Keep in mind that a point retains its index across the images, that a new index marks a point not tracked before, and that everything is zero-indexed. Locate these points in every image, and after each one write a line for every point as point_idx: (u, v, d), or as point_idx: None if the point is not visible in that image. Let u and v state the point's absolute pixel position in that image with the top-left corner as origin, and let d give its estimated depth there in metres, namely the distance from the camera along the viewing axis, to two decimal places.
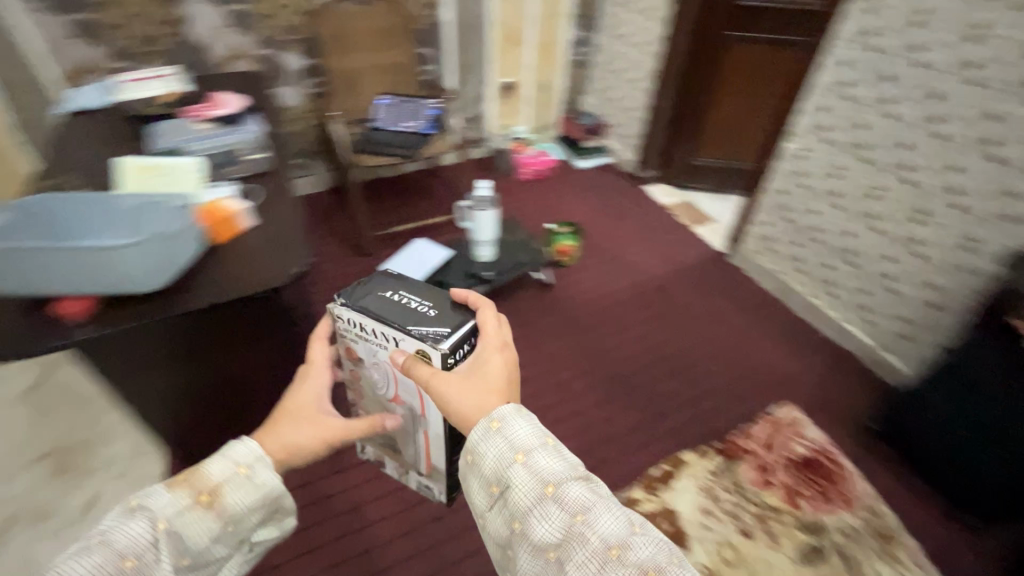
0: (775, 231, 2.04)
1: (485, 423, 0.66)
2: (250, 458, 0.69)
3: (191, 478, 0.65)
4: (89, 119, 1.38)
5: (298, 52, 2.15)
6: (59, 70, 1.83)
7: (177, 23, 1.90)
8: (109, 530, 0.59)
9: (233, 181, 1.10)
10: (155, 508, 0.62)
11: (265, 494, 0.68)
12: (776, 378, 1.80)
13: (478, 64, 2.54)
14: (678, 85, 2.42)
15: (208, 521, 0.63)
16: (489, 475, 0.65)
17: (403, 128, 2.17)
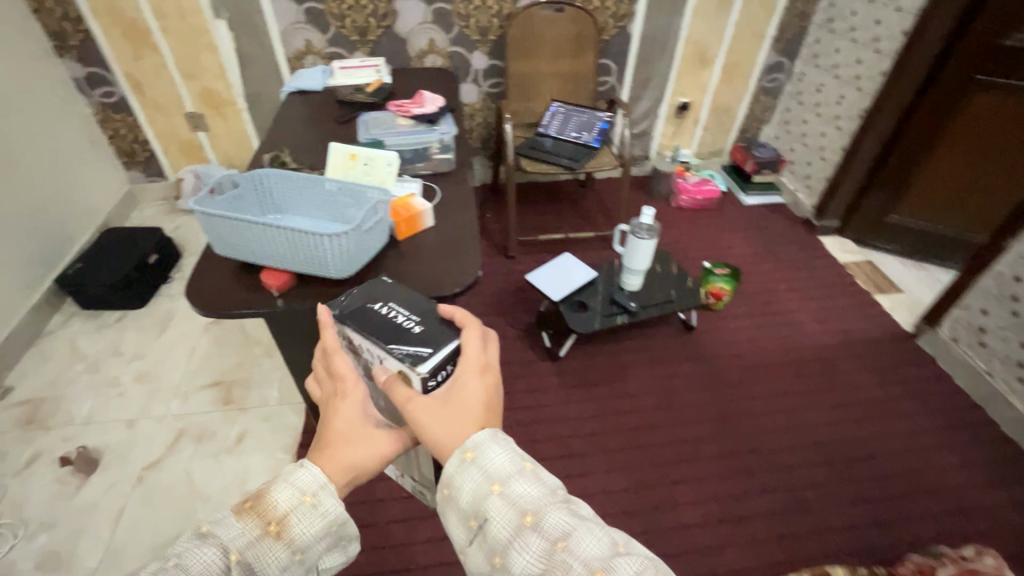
0: (993, 323, 1.66)
1: (458, 454, 0.61)
2: (314, 486, 0.64)
3: (259, 504, 0.61)
4: (309, 100, 1.53)
5: (485, 53, 2.22)
6: (289, 51, 2.10)
7: (388, 17, 2.05)
8: (183, 554, 0.56)
9: (419, 178, 1.14)
10: (225, 536, 0.58)
11: (332, 521, 0.63)
12: (961, 503, 1.46)
13: (657, 80, 2.42)
14: (889, 128, 2.08)
15: (278, 552, 0.60)
16: (466, 510, 0.60)
17: (571, 138, 2.15)
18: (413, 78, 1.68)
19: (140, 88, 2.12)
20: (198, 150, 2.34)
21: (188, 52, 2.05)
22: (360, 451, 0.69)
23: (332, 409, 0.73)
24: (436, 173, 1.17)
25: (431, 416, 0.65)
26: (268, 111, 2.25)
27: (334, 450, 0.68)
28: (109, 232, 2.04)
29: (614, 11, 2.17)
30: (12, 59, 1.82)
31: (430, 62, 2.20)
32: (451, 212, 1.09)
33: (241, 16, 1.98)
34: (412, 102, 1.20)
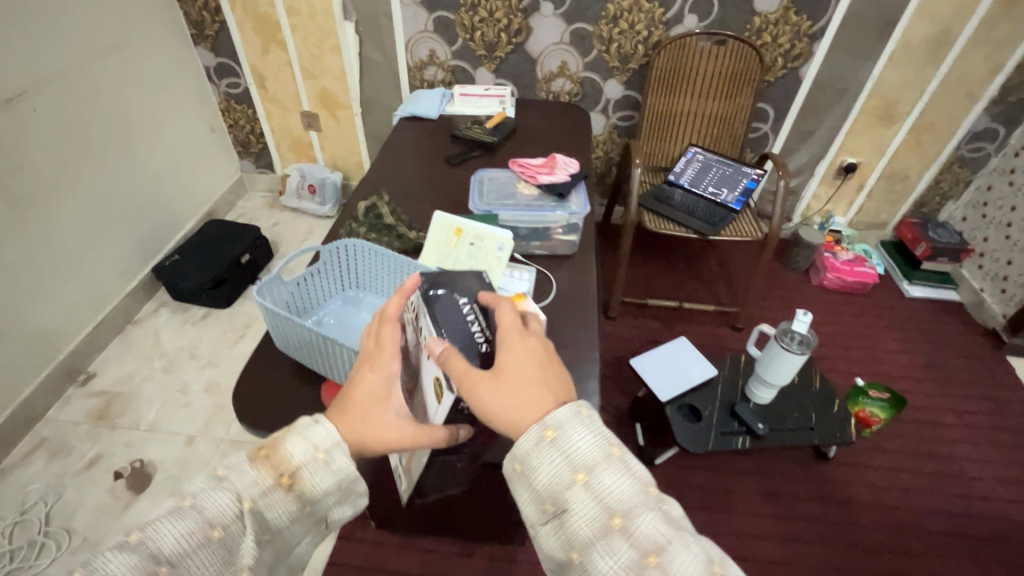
0: None
1: (537, 434, 0.55)
2: (329, 443, 0.60)
3: (273, 455, 0.58)
4: (421, 129, 1.36)
5: (622, 83, 1.94)
6: (410, 60, 1.96)
7: (521, 33, 1.84)
8: (198, 494, 0.55)
9: (534, 266, 0.91)
10: (238, 483, 0.56)
11: (347, 477, 0.60)
12: None
13: (823, 134, 2.01)
14: None
15: (288, 504, 0.57)
16: (542, 492, 0.55)
17: (706, 195, 1.83)
18: (539, 114, 1.45)
19: (263, 82, 2.09)
20: (307, 149, 2.28)
21: (313, 51, 1.97)
22: (379, 427, 0.63)
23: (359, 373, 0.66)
24: (554, 256, 0.94)
25: (485, 385, 0.60)
26: (380, 118, 2.14)
27: (353, 419, 0.62)
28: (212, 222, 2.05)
29: (787, 49, 1.80)
30: (152, 43, 1.83)
31: (558, 86, 1.97)
32: (566, 318, 0.85)
33: (370, 20, 1.87)
34: (544, 165, 0.95)
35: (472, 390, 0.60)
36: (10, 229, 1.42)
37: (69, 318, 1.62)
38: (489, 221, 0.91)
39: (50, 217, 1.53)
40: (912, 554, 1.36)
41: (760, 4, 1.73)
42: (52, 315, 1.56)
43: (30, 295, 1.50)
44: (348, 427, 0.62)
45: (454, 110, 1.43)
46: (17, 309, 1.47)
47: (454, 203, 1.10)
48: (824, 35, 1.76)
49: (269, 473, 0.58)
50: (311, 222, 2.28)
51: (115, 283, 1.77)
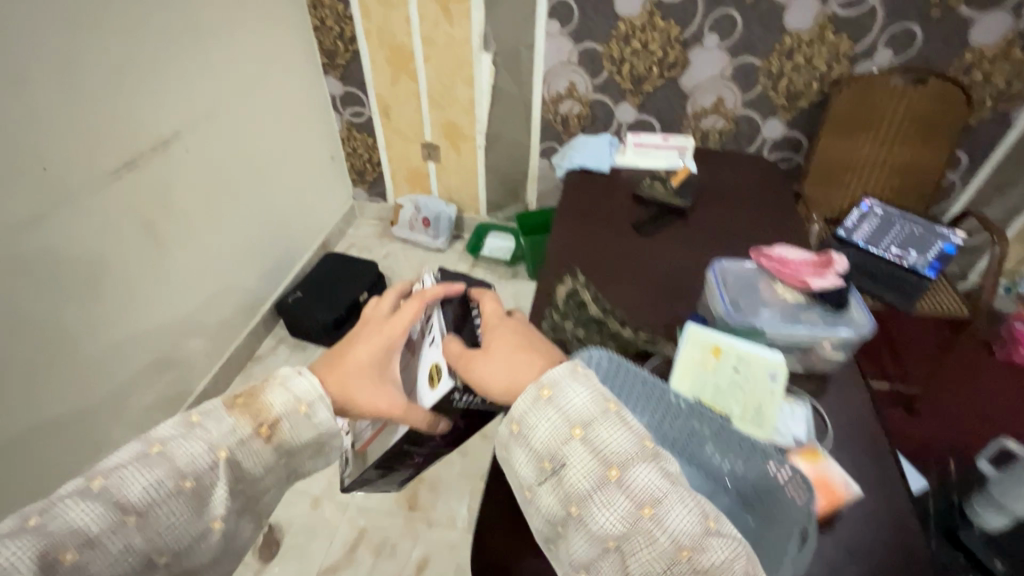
0: None
1: (535, 392, 0.57)
2: (311, 396, 0.65)
3: (251, 405, 0.62)
4: (592, 184, 1.21)
5: (784, 122, 1.71)
6: (546, 93, 1.81)
7: (676, 66, 1.65)
8: (168, 441, 0.58)
9: (806, 401, 0.71)
10: (213, 432, 0.59)
11: (322, 432, 0.65)
12: None
13: None
14: None
15: (264, 452, 0.62)
16: (541, 449, 0.55)
17: (888, 256, 1.54)
18: (722, 168, 1.27)
19: (387, 112, 2.01)
20: (423, 180, 2.19)
21: (443, 82, 1.88)
22: (367, 394, 0.67)
23: (359, 340, 0.70)
24: (808, 375, 0.77)
25: (479, 359, 0.63)
26: (504, 152, 2.01)
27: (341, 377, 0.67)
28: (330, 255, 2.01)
29: (1001, 89, 1.52)
30: (287, 74, 1.79)
31: (708, 124, 1.76)
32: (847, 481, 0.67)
33: (509, 51, 1.75)
34: (812, 266, 0.77)
35: (467, 360, 0.64)
36: (159, 272, 1.40)
37: (200, 359, 1.60)
38: (750, 341, 0.71)
39: (193, 258, 1.50)
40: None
41: (976, 37, 1.45)
42: (185, 357, 1.54)
43: (168, 337, 1.47)
44: (335, 385, 0.67)
45: (625, 161, 1.27)
46: (158, 355, 1.45)
47: (660, 287, 0.94)
48: None
49: (246, 422, 0.62)
50: (422, 256, 2.18)
51: (240, 319, 1.74)
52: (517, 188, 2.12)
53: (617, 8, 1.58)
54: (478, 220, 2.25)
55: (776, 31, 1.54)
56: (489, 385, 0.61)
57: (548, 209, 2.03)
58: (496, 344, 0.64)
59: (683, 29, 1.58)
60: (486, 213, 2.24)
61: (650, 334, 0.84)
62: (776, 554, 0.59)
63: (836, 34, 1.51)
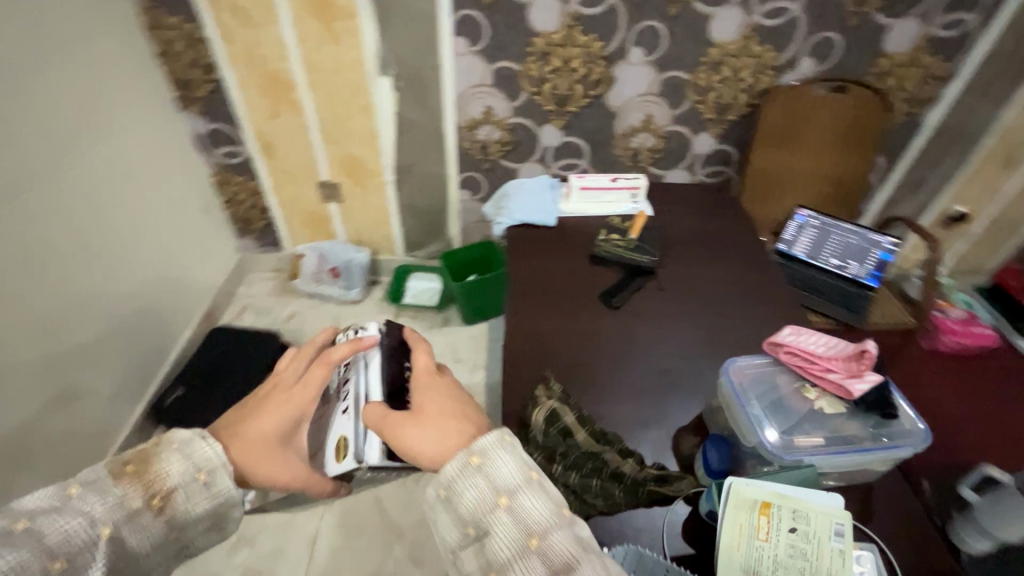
0: None
1: (464, 457, 0.52)
2: (212, 464, 0.59)
3: (142, 472, 0.56)
4: (538, 244, 1.01)
5: (715, 136, 1.62)
6: (459, 119, 1.58)
7: (601, 84, 1.50)
8: (37, 515, 0.50)
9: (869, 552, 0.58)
10: (95, 507, 0.52)
11: (223, 502, 0.59)
12: None
13: (932, 185, 1.73)
14: None
15: (156, 526, 0.55)
16: (466, 516, 0.50)
17: (829, 268, 1.52)
18: (677, 207, 1.13)
19: (270, 150, 1.67)
20: (323, 223, 1.88)
21: (336, 112, 1.58)
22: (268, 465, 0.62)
23: (267, 401, 0.66)
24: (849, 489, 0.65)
25: (407, 427, 0.58)
26: (417, 186, 1.76)
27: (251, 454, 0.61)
28: (207, 344, 1.65)
29: (912, 93, 1.53)
30: (128, 116, 1.40)
31: (638, 142, 1.64)
32: None
33: (411, 74, 1.49)
34: (843, 362, 0.63)
35: (393, 423, 0.59)
36: None
37: None
38: (802, 490, 0.56)
39: (14, 379, 1.11)
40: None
41: (890, 45, 1.44)
42: None
43: None
44: (240, 454, 0.61)
45: (572, 209, 1.09)
46: None
47: (649, 382, 0.77)
48: (955, 77, 1.49)
49: (138, 492, 0.55)
50: (333, 312, 1.87)
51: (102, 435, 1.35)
52: (437, 223, 1.88)
53: (531, 22, 1.38)
54: (395, 261, 1.97)
55: (703, 43, 1.43)
56: (416, 452, 0.56)
57: (473, 244, 1.81)
58: (432, 403, 0.60)
59: (605, 44, 1.42)
60: (403, 253, 1.97)
61: (660, 466, 0.66)
62: None
63: (761, 45, 1.43)
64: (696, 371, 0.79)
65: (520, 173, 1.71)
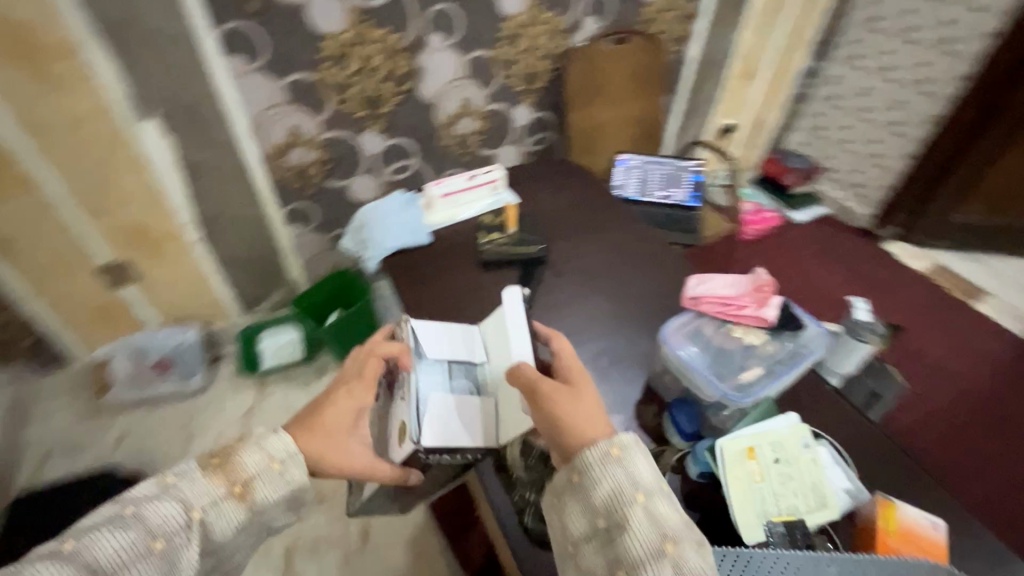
0: None
1: (605, 445, 0.53)
2: (284, 453, 0.59)
3: (227, 465, 0.56)
4: (423, 271, 0.94)
5: (530, 105, 1.66)
6: (261, 148, 1.36)
7: (409, 78, 1.40)
8: (143, 501, 0.51)
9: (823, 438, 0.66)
10: (188, 492, 0.53)
11: (297, 490, 0.59)
12: None
13: (706, 107, 2.02)
14: (962, 135, 1.82)
15: (240, 513, 0.55)
16: (598, 504, 0.51)
17: (658, 199, 1.69)
18: (537, 187, 1.13)
19: (9, 246, 1.26)
20: (124, 313, 1.50)
21: (93, 177, 1.24)
22: (342, 450, 0.64)
23: (335, 393, 0.67)
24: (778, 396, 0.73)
25: (565, 398, 0.59)
26: (233, 235, 1.49)
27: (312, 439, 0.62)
28: (5, 528, 1.22)
29: (675, 33, 1.73)
30: None
31: (462, 128, 1.60)
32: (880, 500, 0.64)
33: (182, 110, 1.22)
34: (751, 296, 0.71)
35: (552, 391, 0.59)
36: None
37: None
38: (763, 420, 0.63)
39: None
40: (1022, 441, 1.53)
41: None
42: None
43: None
44: (315, 446, 0.62)
45: (439, 220, 1.02)
46: None
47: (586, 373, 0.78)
48: (702, 13, 1.72)
49: (222, 482, 0.55)
50: (177, 410, 1.52)
51: None
52: (271, 268, 1.63)
53: (312, 25, 1.21)
54: (235, 326, 1.68)
55: (495, 18, 1.40)
56: (568, 424, 0.57)
57: (324, 280, 1.62)
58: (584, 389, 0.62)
59: (401, 35, 1.31)
60: (242, 313, 1.68)
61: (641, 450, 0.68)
62: None
63: (548, 12, 1.47)
64: (621, 344, 0.82)
65: (351, 188, 1.55)
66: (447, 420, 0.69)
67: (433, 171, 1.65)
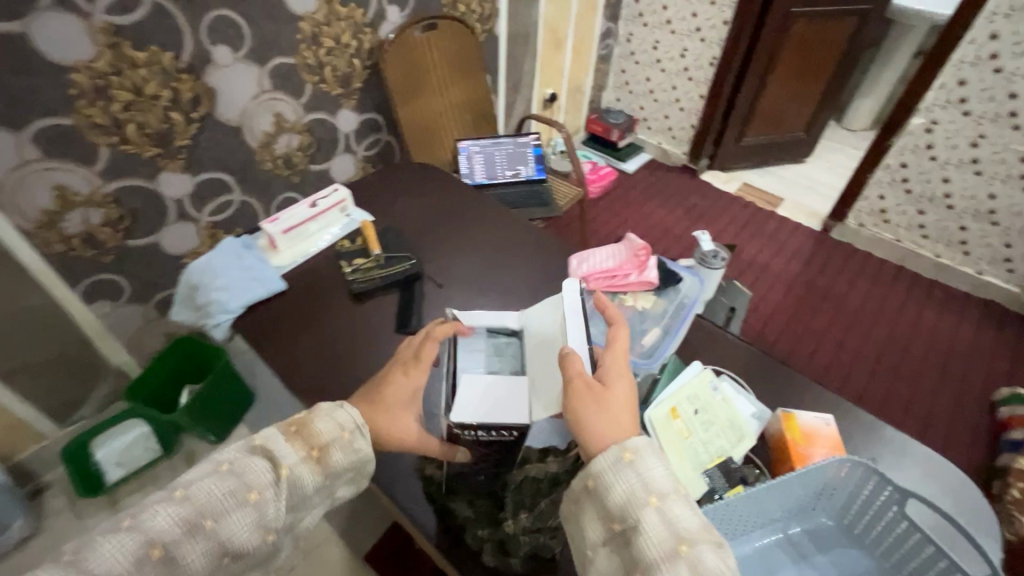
0: (889, 202, 2.01)
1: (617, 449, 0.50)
2: (353, 423, 0.57)
3: (304, 430, 0.55)
4: (290, 320, 0.82)
5: (354, 109, 1.54)
6: (20, 223, 1.06)
7: (201, 101, 1.19)
8: (237, 460, 0.51)
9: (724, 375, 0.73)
10: (278, 451, 0.52)
11: (364, 460, 0.57)
12: (958, 346, 1.78)
13: (527, 80, 2.07)
14: (737, 71, 2.12)
15: (315, 476, 0.53)
16: (614, 509, 0.48)
17: (508, 179, 1.73)
18: (390, 198, 1.06)
19: None
20: None
21: None
22: (396, 424, 0.59)
23: (392, 373, 0.63)
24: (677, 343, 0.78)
25: (597, 396, 0.55)
26: (13, 339, 1.15)
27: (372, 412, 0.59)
28: None
29: (480, 12, 1.71)
30: None
31: (284, 147, 1.42)
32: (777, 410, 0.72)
33: None
34: (631, 264, 0.76)
35: (581, 389, 0.55)
36: None
37: None
38: (672, 378, 0.66)
39: None
40: (835, 312, 1.87)
41: None
42: None
43: None
44: (376, 419, 0.59)
45: (289, 259, 0.91)
46: None
47: None
48: None
49: (303, 446, 0.54)
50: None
51: None
52: (84, 362, 1.31)
53: (43, 57, 0.95)
54: (55, 447, 1.33)
55: (285, 18, 1.24)
56: (584, 426, 0.53)
57: (161, 357, 1.35)
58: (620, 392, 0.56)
59: (174, 53, 1.10)
60: (59, 430, 1.34)
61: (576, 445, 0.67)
62: (862, 539, 0.57)
63: (344, 5, 1.35)
64: None
65: (165, 243, 1.30)
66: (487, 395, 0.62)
67: (261, 202, 1.45)
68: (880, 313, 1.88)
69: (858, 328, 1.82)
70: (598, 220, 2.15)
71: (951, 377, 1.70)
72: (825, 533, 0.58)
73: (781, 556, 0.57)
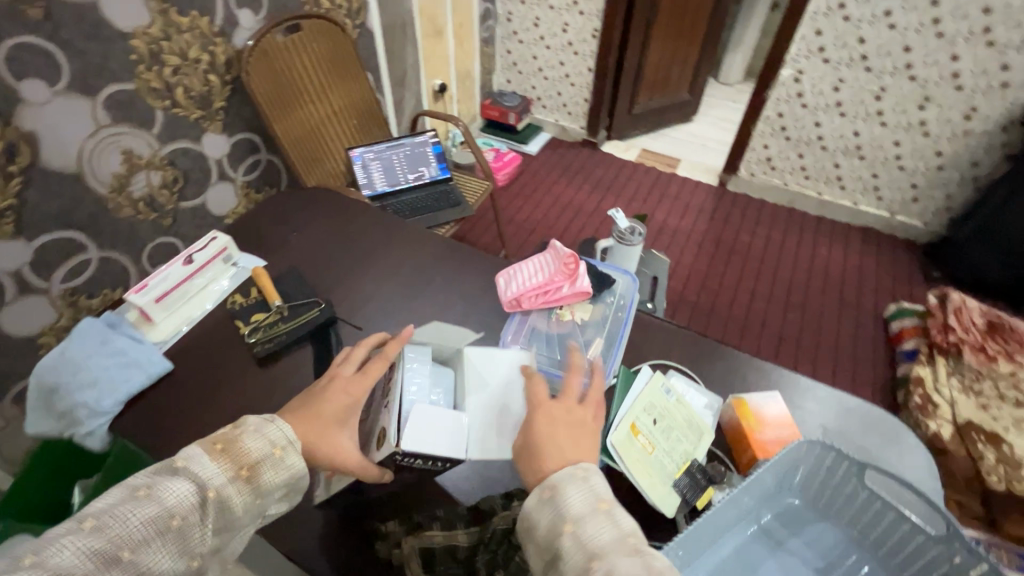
0: (773, 150, 2.15)
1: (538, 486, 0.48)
2: (285, 438, 0.51)
3: (229, 447, 0.49)
4: (184, 402, 0.70)
5: (221, 130, 1.36)
6: None
7: (19, 149, 0.97)
8: (157, 484, 0.45)
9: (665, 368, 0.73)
10: (201, 471, 0.46)
11: (298, 478, 0.51)
12: (850, 273, 1.96)
13: (413, 73, 1.95)
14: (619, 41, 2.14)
15: (243, 498, 0.48)
16: (542, 542, 0.46)
17: (412, 182, 1.62)
18: (282, 234, 0.94)
19: None
20: None
21: None
22: (332, 441, 0.54)
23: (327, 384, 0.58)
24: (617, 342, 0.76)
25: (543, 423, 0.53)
26: None
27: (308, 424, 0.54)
28: None
29: (348, 6, 1.56)
30: None
31: (143, 187, 1.21)
32: (722, 390, 0.72)
33: None
34: (561, 274, 0.73)
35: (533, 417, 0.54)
36: None
37: None
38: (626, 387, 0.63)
39: None
40: (745, 262, 1.98)
41: None
42: None
43: None
44: (310, 432, 0.53)
45: (167, 333, 0.77)
46: None
47: None
48: None
49: (228, 465, 0.48)
50: None
51: None
52: None
53: None
54: None
55: (110, 38, 1.04)
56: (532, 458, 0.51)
57: None
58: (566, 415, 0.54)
59: None
60: None
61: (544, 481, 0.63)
62: (832, 517, 0.58)
63: (185, 14, 1.16)
64: None
65: (10, 326, 1.05)
66: (439, 422, 0.57)
67: (129, 255, 1.24)
68: (782, 256, 2.02)
69: (765, 274, 1.94)
70: (512, 209, 2.10)
71: (848, 304, 1.86)
72: (799, 517, 0.59)
73: (760, 548, 0.57)
